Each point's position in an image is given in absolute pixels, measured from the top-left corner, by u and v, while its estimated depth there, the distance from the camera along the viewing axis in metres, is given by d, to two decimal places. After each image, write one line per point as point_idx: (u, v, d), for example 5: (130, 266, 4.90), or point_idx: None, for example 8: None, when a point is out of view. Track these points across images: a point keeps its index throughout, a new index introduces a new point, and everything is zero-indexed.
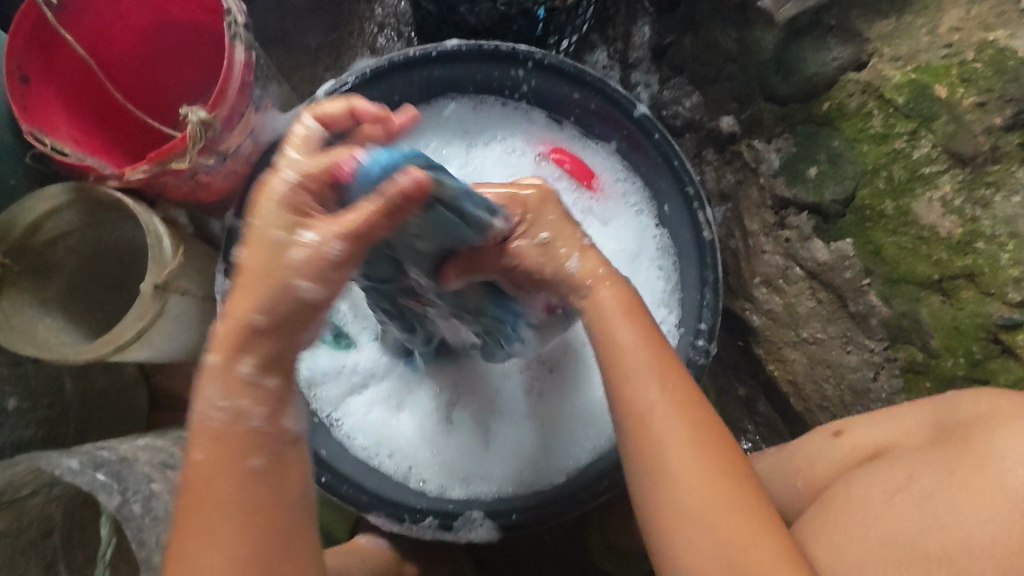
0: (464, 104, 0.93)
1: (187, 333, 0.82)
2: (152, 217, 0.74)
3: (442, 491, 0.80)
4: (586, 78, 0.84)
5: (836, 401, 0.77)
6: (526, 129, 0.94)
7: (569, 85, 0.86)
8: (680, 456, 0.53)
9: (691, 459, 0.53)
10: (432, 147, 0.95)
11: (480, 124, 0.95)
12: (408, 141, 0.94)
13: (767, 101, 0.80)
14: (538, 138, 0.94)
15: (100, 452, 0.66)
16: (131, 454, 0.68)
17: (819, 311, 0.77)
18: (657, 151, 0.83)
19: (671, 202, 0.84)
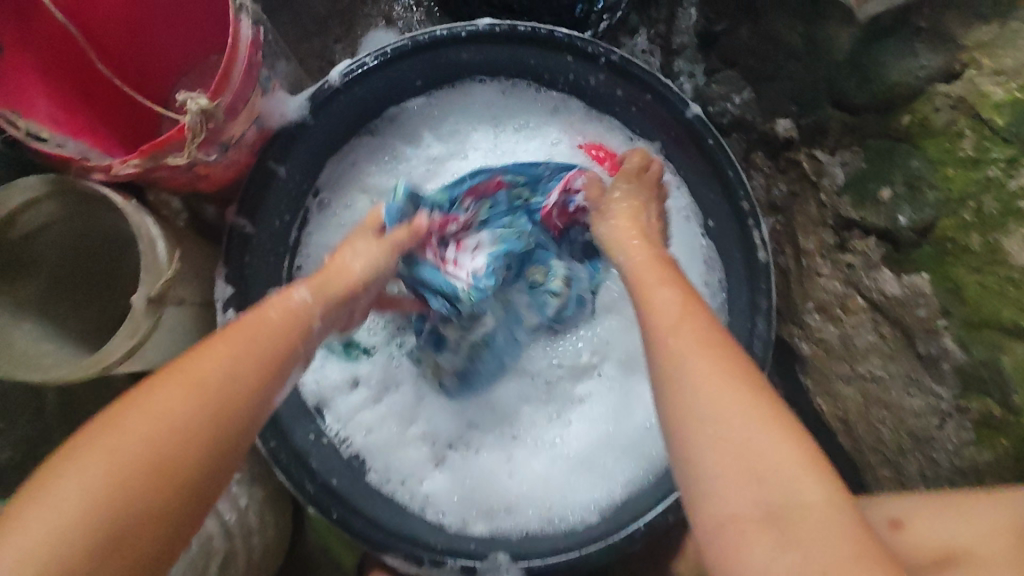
0: (491, 89, 0.84)
1: (182, 342, 0.74)
2: (142, 215, 0.66)
3: (462, 525, 0.75)
4: (634, 71, 0.75)
5: (892, 444, 0.73)
6: (563, 121, 0.85)
7: (613, 80, 0.77)
8: (713, 410, 0.46)
9: (724, 396, 0.47)
10: (455, 132, 0.86)
11: (508, 108, 0.85)
12: (428, 124, 0.86)
13: (835, 107, 0.73)
14: (574, 138, 0.85)
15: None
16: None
17: (880, 347, 0.71)
18: (710, 159, 0.75)
19: (724, 216, 0.76)
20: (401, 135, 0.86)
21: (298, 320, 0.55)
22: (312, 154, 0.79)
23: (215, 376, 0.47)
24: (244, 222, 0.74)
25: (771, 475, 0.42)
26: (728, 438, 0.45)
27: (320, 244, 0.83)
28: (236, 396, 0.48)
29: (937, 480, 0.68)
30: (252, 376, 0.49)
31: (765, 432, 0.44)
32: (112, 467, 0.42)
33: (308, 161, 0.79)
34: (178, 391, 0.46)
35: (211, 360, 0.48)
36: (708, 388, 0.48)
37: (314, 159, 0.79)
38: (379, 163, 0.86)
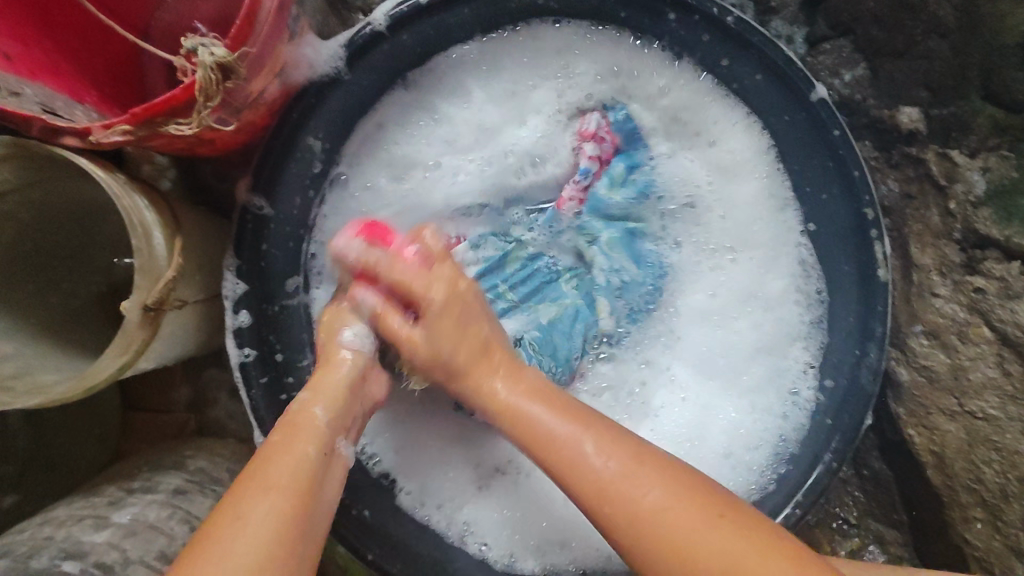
0: (570, 36, 0.67)
1: (181, 348, 0.60)
2: (132, 195, 0.50)
3: (511, 560, 0.66)
4: (751, 38, 0.60)
5: (995, 488, 0.64)
6: (643, 83, 0.68)
7: (721, 47, 0.63)
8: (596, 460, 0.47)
9: (608, 470, 0.47)
10: (511, 93, 0.68)
11: (584, 63, 0.69)
12: (473, 70, 0.67)
13: (985, 100, 0.61)
14: (665, 109, 0.69)
15: (64, 567, 0.46)
16: (116, 556, 0.49)
17: (1000, 384, 0.63)
18: (828, 155, 0.63)
19: (836, 223, 0.65)
20: (442, 90, 0.67)
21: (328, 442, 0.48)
22: (342, 116, 0.63)
23: (307, 465, 0.46)
24: (260, 201, 0.60)
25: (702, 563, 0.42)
26: (630, 504, 0.45)
27: (336, 228, 0.66)
28: (323, 483, 0.46)
29: None
30: (317, 480, 0.46)
31: (677, 502, 0.45)
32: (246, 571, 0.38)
33: (339, 123, 0.63)
34: (273, 497, 0.42)
35: (279, 474, 0.44)
36: (600, 451, 0.48)
37: (347, 122, 0.64)
38: (409, 117, 0.67)
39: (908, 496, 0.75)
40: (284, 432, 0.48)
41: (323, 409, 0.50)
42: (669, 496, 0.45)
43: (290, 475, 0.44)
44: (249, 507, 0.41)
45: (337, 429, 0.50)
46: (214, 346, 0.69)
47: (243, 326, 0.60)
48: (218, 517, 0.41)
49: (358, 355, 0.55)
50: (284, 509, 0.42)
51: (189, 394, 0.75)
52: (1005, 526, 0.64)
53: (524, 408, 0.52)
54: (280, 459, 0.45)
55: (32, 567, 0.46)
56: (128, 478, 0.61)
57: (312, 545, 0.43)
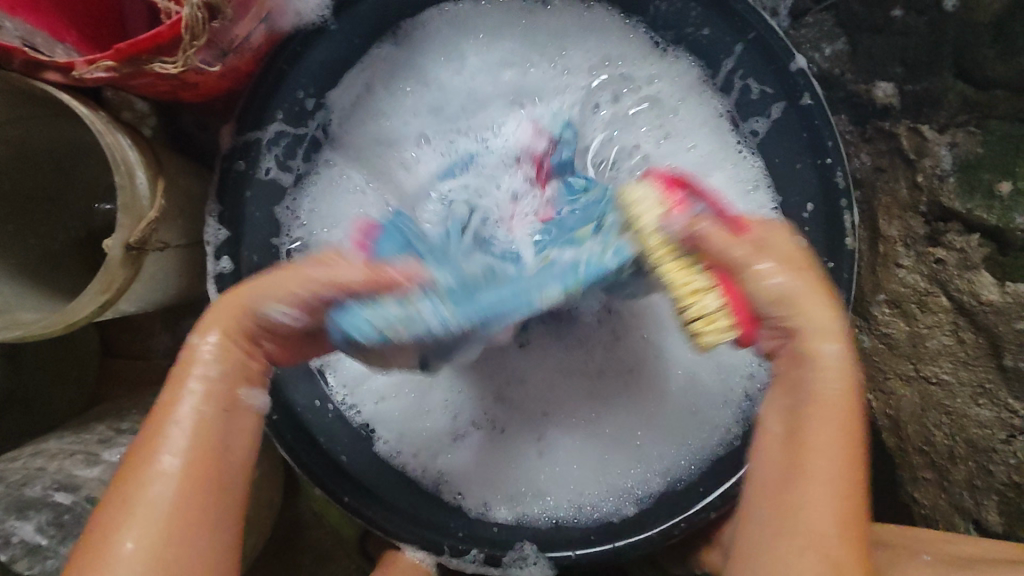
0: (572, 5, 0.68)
1: (161, 292, 0.60)
2: (116, 134, 0.50)
3: (485, 510, 0.68)
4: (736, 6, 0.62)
5: (944, 450, 0.68)
6: (631, 57, 0.69)
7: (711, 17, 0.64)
8: (800, 455, 0.49)
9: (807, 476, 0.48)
10: (508, 54, 0.68)
11: (580, 31, 0.69)
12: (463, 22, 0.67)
13: (957, 77, 0.64)
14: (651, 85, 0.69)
15: (58, 497, 0.47)
16: (106, 491, 0.50)
17: (955, 351, 0.66)
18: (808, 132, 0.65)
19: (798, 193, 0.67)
20: (430, 45, 0.67)
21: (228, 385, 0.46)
22: (327, 66, 0.63)
23: (207, 413, 0.44)
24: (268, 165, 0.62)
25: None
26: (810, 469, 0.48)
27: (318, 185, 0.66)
28: (235, 417, 0.46)
29: (987, 491, 0.65)
30: (214, 442, 0.44)
31: (832, 521, 0.47)
32: (164, 541, 0.40)
33: (324, 75, 0.63)
34: (182, 460, 0.42)
35: (172, 443, 0.42)
36: (806, 474, 0.48)
37: (332, 73, 0.64)
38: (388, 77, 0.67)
39: None
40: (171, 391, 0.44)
41: (217, 334, 0.46)
42: (819, 492, 0.47)
43: (188, 429, 0.43)
44: (141, 491, 0.41)
45: (234, 375, 0.46)
46: (192, 295, 0.69)
47: (224, 272, 0.61)
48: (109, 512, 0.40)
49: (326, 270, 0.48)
50: (185, 480, 0.42)
51: (168, 342, 0.75)
52: (951, 485, 0.68)
53: (829, 395, 0.51)
54: (178, 417, 0.43)
55: (25, 496, 0.47)
56: (117, 419, 0.61)
57: (233, 487, 0.44)
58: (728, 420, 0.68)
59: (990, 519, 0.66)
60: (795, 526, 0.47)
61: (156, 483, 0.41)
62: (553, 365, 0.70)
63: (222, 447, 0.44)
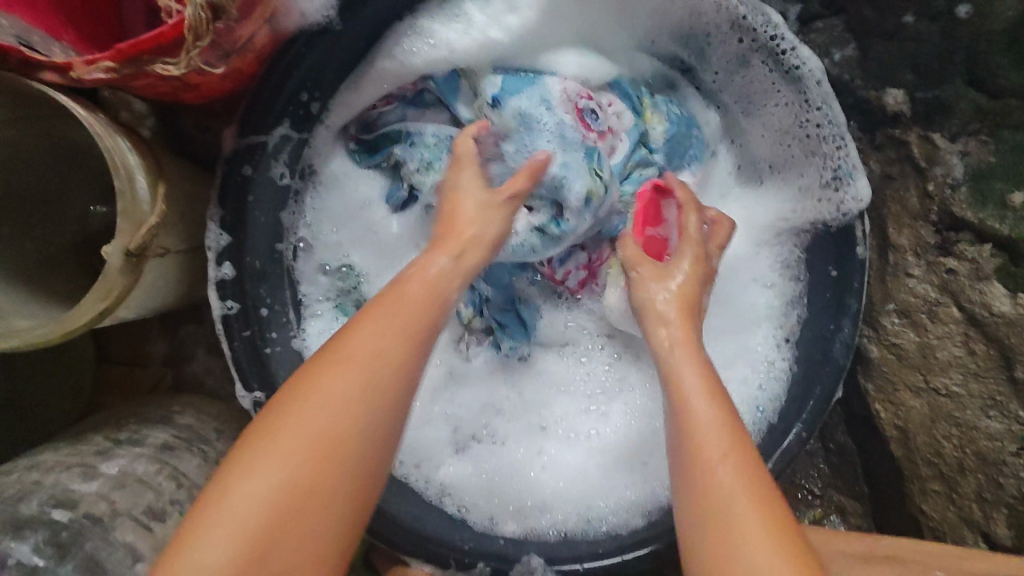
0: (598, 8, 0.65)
1: (160, 298, 0.59)
2: (115, 137, 0.49)
3: (490, 524, 0.66)
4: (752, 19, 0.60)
5: (953, 461, 0.68)
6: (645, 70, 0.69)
7: (726, 20, 0.62)
8: (697, 424, 0.45)
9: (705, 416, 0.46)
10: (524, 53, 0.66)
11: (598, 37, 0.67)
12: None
13: (969, 85, 0.62)
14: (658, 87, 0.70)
15: (55, 514, 0.46)
16: (103, 506, 0.49)
17: (965, 362, 0.65)
18: (829, 139, 0.63)
19: (838, 200, 0.64)
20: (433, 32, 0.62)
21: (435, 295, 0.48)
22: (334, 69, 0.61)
23: (418, 316, 0.46)
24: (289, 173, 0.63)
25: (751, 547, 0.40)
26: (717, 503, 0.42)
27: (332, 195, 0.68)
28: (429, 335, 0.47)
29: (996, 504, 0.65)
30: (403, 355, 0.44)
31: (757, 518, 0.41)
32: (347, 422, 0.41)
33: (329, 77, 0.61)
34: (391, 348, 0.44)
35: (368, 342, 0.43)
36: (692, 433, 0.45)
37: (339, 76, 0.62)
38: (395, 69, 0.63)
39: (870, 469, 0.78)
40: (393, 289, 0.48)
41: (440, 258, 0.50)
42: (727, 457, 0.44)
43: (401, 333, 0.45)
44: (331, 373, 0.42)
45: (448, 278, 0.50)
46: (191, 301, 0.68)
47: (225, 278, 0.60)
48: (315, 364, 0.43)
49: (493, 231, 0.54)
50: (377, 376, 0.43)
51: (166, 349, 0.74)
52: (960, 498, 0.68)
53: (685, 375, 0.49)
54: (396, 303, 0.46)
55: (22, 512, 0.45)
56: (114, 429, 0.60)
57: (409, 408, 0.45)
58: None
59: (998, 533, 0.65)
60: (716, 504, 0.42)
61: (322, 406, 0.41)
62: (547, 377, 0.72)
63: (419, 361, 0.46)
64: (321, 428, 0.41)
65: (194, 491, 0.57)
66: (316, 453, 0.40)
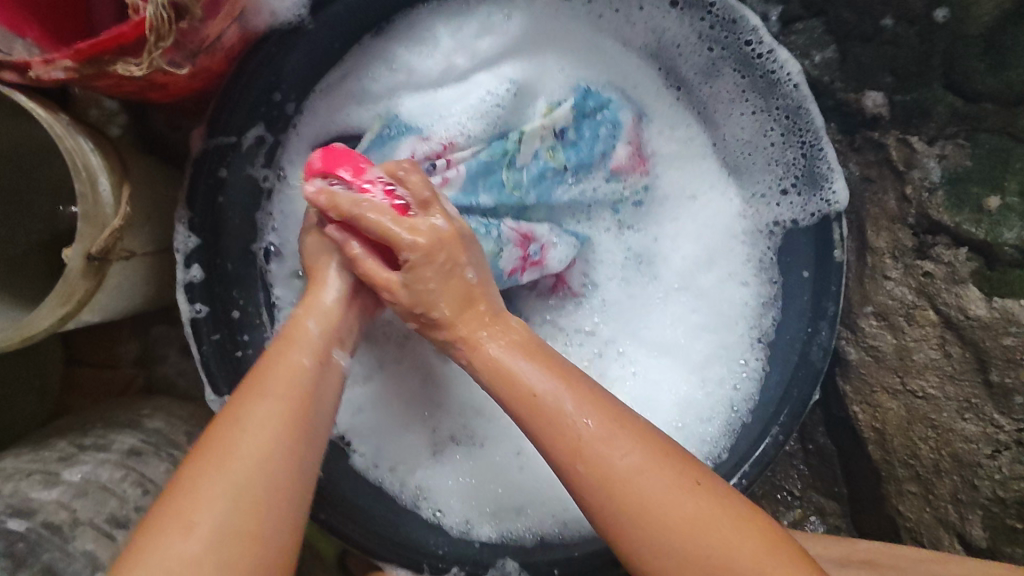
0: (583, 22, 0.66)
1: (128, 301, 0.58)
2: (77, 137, 0.47)
3: (467, 528, 0.66)
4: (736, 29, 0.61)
5: (929, 463, 0.68)
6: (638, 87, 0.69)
7: (695, 32, 0.64)
8: (618, 464, 0.44)
9: (626, 460, 0.44)
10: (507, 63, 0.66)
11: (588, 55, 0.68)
12: (447, 19, 0.64)
13: (947, 88, 0.62)
14: (643, 98, 0.69)
15: (10, 524, 0.45)
16: (65, 515, 0.48)
17: (941, 365, 0.66)
18: (798, 145, 0.65)
19: (800, 202, 0.66)
20: (406, 41, 0.63)
21: (304, 345, 0.49)
22: (307, 66, 0.60)
23: (302, 378, 0.47)
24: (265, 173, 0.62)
25: (728, 557, 0.42)
26: (632, 496, 0.43)
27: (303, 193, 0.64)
28: (319, 394, 0.47)
29: (972, 506, 0.65)
30: (286, 411, 0.44)
31: (712, 531, 0.42)
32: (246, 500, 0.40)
33: (303, 76, 0.60)
34: (278, 406, 0.44)
35: (256, 416, 0.43)
36: (611, 464, 0.44)
37: (311, 74, 0.61)
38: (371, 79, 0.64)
39: (848, 470, 0.78)
40: (279, 346, 0.49)
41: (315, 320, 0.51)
42: (657, 483, 0.43)
43: (285, 395, 0.45)
44: (226, 447, 0.41)
45: (331, 339, 0.51)
46: (161, 302, 0.67)
47: (194, 281, 0.59)
48: (207, 442, 0.42)
49: (341, 289, 0.54)
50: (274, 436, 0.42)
51: (137, 350, 0.73)
52: (935, 499, 0.68)
53: (581, 425, 0.45)
54: (275, 376, 0.46)
55: None
56: (79, 434, 0.59)
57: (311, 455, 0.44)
58: (715, 431, 0.68)
59: (974, 534, 0.65)
60: (664, 526, 0.43)
61: (221, 483, 0.40)
62: None
63: (307, 417, 0.45)
64: (219, 499, 0.39)
65: None
66: (226, 536, 0.38)
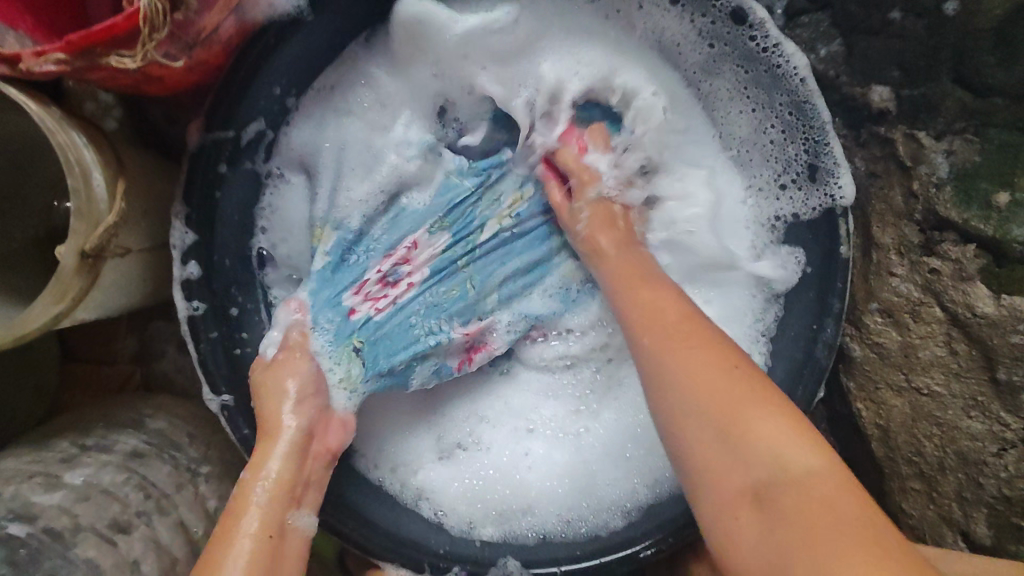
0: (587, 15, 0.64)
1: (125, 298, 0.57)
2: (69, 133, 0.46)
3: (468, 528, 0.65)
4: (744, 20, 0.60)
5: (934, 461, 0.67)
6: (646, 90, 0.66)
7: (693, 30, 0.63)
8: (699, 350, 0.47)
9: (697, 352, 0.47)
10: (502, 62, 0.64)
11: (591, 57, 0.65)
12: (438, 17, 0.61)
13: (956, 82, 0.61)
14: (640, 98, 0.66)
15: (11, 530, 0.44)
16: (65, 520, 0.47)
17: (948, 362, 0.65)
18: (799, 140, 0.64)
19: (802, 196, 0.65)
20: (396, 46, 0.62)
21: (290, 437, 0.55)
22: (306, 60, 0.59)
23: (278, 505, 0.52)
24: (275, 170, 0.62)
25: (781, 456, 0.41)
26: (704, 375, 0.45)
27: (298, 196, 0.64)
28: (293, 507, 0.53)
29: (977, 504, 0.65)
30: (267, 553, 0.49)
31: (781, 421, 0.42)
32: None
33: (302, 70, 0.59)
34: (258, 546, 0.49)
35: (240, 558, 0.47)
36: (683, 351, 0.47)
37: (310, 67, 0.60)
38: (361, 89, 0.63)
39: (851, 466, 0.78)
40: (252, 479, 0.52)
41: (293, 418, 0.55)
42: (736, 373, 0.45)
43: (263, 533, 0.50)
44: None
45: (301, 455, 0.55)
46: (160, 298, 0.66)
47: (192, 278, 0.58)
48: (206, 566, 0.47)
49: (298, 420, 0.55)
50: (259, 563, 0.48)
51: (135, 346, 0.72)
52: (939, 496, 0.68)
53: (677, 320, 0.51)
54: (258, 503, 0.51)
55: None
56: (79, 434, 0.58)
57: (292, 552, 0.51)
58: None
59: (978, 532, 0.65)
60: (734, 408, 0.43)
61: None
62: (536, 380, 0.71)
63: (284, 543, 0.51)
64: None
65: (164, 502, 0.55)
66: None
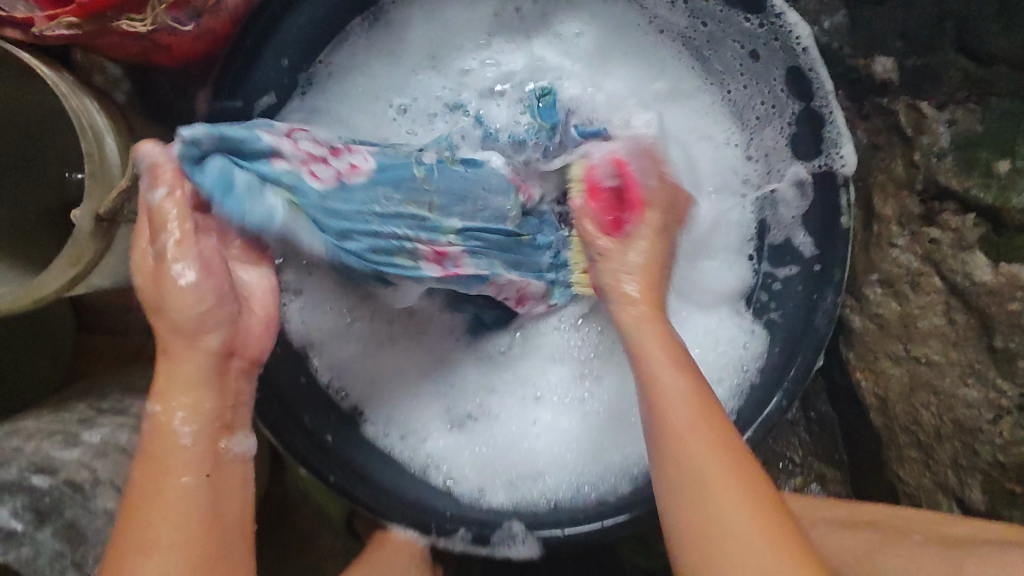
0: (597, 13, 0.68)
1: None
2: (82, 100, 0.47)
3: (478, 495, 0.67)
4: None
5: (931, 429, 0.68)
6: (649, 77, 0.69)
7: (684, 12, 0.65)
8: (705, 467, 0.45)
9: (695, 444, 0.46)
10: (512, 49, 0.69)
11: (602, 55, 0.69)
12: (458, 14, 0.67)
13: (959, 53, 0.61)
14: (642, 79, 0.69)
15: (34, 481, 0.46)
16: (85, 474, 0.49)
17: (945, 331, 0.66)
18: (787, 115, 0.65)
19: (785, 168, 0.66)
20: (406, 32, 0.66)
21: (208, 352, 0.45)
22: (309, 32, 0.60)
23: (190, 434, 0.44)
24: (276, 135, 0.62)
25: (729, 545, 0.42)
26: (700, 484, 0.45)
27: None
28: (214, 429, 0.45)
29: (973, 470, 0.66)
30: (199, 494, 0.43)
31: (743, 509, 0.43)
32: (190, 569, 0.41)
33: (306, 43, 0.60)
34: (183, 487, 0.43)
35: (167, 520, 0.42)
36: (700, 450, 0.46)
37: (311, 38, 0.60)
38: (371, 66, 0.65)
39: (850, 438, 0.79)
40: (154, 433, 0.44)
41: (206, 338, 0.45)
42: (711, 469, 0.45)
43: (184, 465, 0.43)
44: (149, 532, 0.41)
45: (211, 375, 0.45)
46: None
47: None
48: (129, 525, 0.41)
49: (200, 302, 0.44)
50: (189, 515, 0.42)
51: (145, 318, 0.74)
52: (936, 464, 0.69)
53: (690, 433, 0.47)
54: (170, 451, 0.43)
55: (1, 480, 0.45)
56: (96, 398, 0.60)
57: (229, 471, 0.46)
58: (724, 394, 0.67)
59: (973, 498, 0.66)
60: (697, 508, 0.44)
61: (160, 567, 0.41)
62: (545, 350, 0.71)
63: (210, 473, 0.44)
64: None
65: None
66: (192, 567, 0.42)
